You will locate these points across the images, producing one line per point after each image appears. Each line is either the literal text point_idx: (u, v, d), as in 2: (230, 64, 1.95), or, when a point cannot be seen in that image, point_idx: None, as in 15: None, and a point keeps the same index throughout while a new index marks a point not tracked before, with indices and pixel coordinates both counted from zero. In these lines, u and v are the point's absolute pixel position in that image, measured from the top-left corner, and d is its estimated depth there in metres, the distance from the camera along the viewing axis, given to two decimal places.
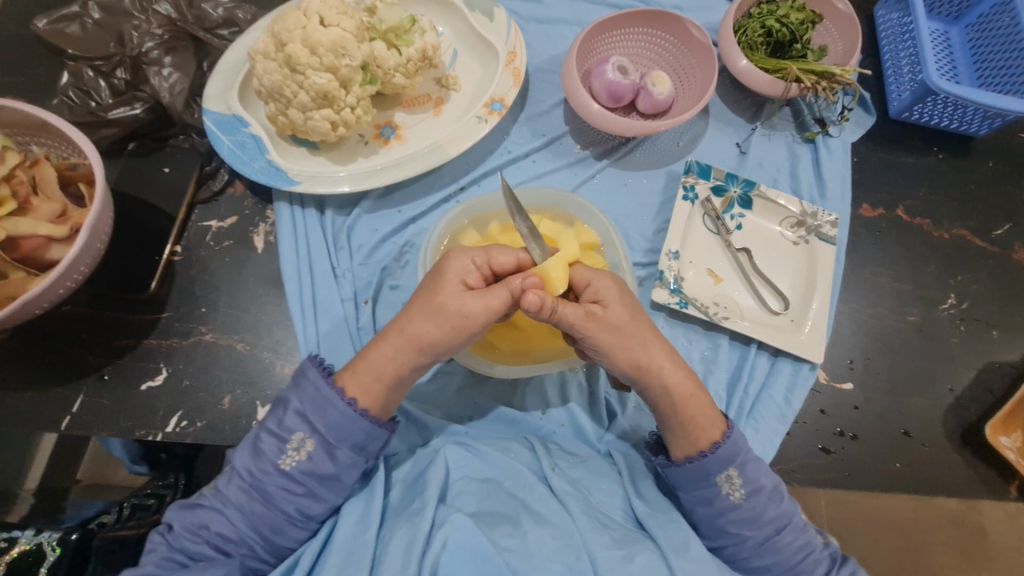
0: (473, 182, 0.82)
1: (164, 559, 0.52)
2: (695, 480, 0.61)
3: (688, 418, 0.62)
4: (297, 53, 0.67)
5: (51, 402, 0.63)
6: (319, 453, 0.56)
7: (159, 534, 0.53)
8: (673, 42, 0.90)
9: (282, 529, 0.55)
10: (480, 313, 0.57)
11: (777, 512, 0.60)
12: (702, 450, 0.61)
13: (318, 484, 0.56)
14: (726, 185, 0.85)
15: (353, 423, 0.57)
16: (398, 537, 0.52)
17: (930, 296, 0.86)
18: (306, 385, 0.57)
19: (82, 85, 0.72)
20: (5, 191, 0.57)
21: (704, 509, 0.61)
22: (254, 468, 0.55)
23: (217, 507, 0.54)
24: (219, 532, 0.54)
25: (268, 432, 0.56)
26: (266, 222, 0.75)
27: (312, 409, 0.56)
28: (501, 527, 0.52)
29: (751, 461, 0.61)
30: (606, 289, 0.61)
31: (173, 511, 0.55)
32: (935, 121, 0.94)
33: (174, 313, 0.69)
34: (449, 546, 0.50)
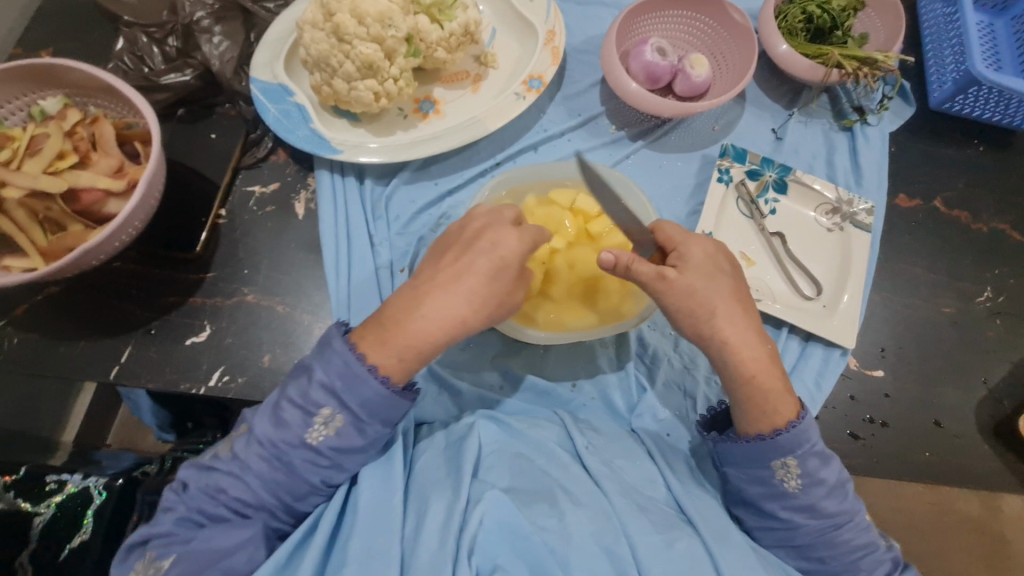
0: (509, 159, 0.83)
1: (184, 518, 0.53)
2: (751, 460, 0.60)
3: (759, 402, 0.61)
4: (345, 23, 0.69)
5: (101, 353, 0.66)
6: (347, 428, 0.55)
7: (174, 494, 0.54)
8: (712, 25, 0.89)
9: (303, 497, 0.56)
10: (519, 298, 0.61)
11: (836, 508, 0.59)
12: (762, 433, 0.60)
13: (345, 456, 0.56)
14: (761, 169, 0.85)
15: (384, 400, 0.56)
16: (436, 509, 0.53)
17: (966, 288, 0.85)
18: (333, 357, 0.55)
19: (135, 51, 0.75)
20: (67, 147, 0.59)
21: (758, 489, 0.60)
22: (276, 438, 0.54)
23: (235, 472, 0.54)
24: (237, 497, 0.54)
25: (290, 401, 0.55)
26: (307, 189, 0.77)
27: (340, 383, 0.55)
28: (538, 506, 0.54)
29: (814, 454, 0.59)
30: (688, 251, 0.63)
31: (188, 471, 0.55)
32: (977, 113, 0.92)
33: (218, 274, 0.71)
34: (484, 523, 0.52)
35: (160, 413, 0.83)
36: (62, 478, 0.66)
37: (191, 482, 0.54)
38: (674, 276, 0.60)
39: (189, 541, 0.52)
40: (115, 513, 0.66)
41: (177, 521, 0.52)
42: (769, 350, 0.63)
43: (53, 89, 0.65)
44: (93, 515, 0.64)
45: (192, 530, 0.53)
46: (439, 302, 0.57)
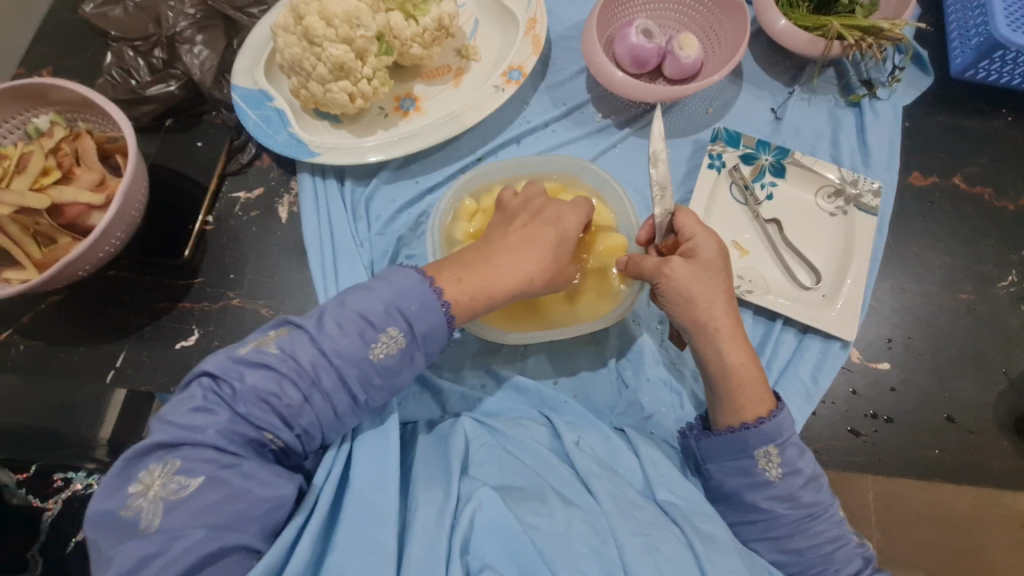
0: (490, 153, 0.82)
1: (226, 429, 0.49)
2: (731, 451, 0.59)
3: (735, 388, 0.60)
4: (313, 25, 0.68)
5: (99, 357, 0.69)
6: (406, 352, 0.56)
7: (209, 390, 0.51)
8: (704, 2, 0.85)
9: (342, 415, 0.55)
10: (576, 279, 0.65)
11: (813, 498, 0.57)
12: (744, 421, 0.59)
13: (394, 379, 0.56)
14: (756, 153, 0.81)
15: (443, 331, 0.57)
16: (425, 509, 0.52)
17: (987, 273, 0.79)
18: (408, 282, 0.56)
19: (123, 65, 0.77)
20: (50, 163, 0.62)
21: (740, 479, 0.59)
22: (337, 350, 0.53)
23: (288, 377, 0.52)
24: (286, 405, 0.52)
25: (355, 314, 0.54)
26: (290, 193, 0.78)
27: (414, 308, 0.56)
28: (529, 504, 0.54)
29: (794, 442, 0.58)
30: (703, 246, 0.62)
31: (224, 364, 0.51)
32: (1003, 80, 0.85)
33: (206, 279, 0.73)
34: (477, 521, 0.51)
35: None
36: (68, 476, 0.66)
37: (232, 378, 0.51)
38: (681, 264, 0.61)
39: (233, 461, 0.49)
40: None
41: (220, 431, 0.49)
42: (745, 344, 0.62)
43: (44, 107, 0.68)
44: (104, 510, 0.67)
45: (235, 451, 0.49)
46: (527, 253, 0.61)
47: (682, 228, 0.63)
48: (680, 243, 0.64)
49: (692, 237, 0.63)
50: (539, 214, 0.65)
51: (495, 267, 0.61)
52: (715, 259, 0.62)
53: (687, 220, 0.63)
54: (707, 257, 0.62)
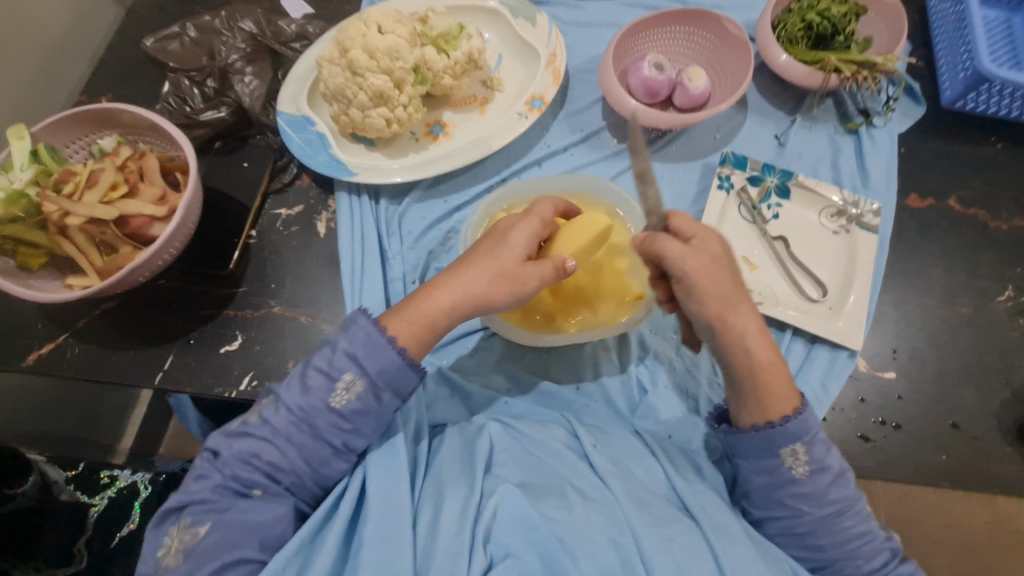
0: (514, 174, 0.87)
1: (219, 486, 0.55)
2: (758, 450, 0.62)
3: (765, 389, 0.62)
4: (358, 58, 0.76)
5: (147, 360, 0.73)
6: (367, 393, 0.59)
7: (206, 462, 0.56)
8: (710, 38, 0.92)
9: (325, 462, 0.58)
10: (536, 281, 0.63)
11: (839, 494, 0.60)
12: (770, 421, 0.61)
13: (364, 420, 0.59)
14: (762, 176, 0.86)
15: (401, 369, 0.60)
16: (452, 503, 0.56)
17: (984, 288, 0.83)
18: (357, 331, 0.60)
19: (179, 93, 0.84)
20: (119, 178, 0.68)
21: (764, 478, 0.62)
22: (303, 403, 0.58)
23: (265, 438, 0.57)
24: (270, 461, 0.56)
25: (315, 368, 0.59)
26: (328, 210, 0.84)
27: (363, 352, 0.59)
28: (548, 500, 0.57)
29: (820, 441, 0.61)
30: (707, 243, 0.64)
31: (217, 439, 0.57)
32: (990, 110, 0.91)
33: (249, 288, 0.78)
34: (499, 515, 0.55)
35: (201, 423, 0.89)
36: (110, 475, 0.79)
37: (221, 447, 0.56)
38: (694, 266, 0.62)
39: (226, 508, 0.54)
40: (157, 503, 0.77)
41: (215, 487, 0.55)
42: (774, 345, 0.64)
43: (109, 129, 0.75)
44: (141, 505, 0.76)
45: (230, 499, 0.55)
46: (480, 277, 0.63)
47: (680, 228, 0.65)
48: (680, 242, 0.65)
49: (693, 233, 0.64)
50: (499, 234, 0.66)
51: (439, 292, 0.63)
52: (720, 254, 0.64)
53: (683, 221, 0.65)
54: (713, 251, 0.64)
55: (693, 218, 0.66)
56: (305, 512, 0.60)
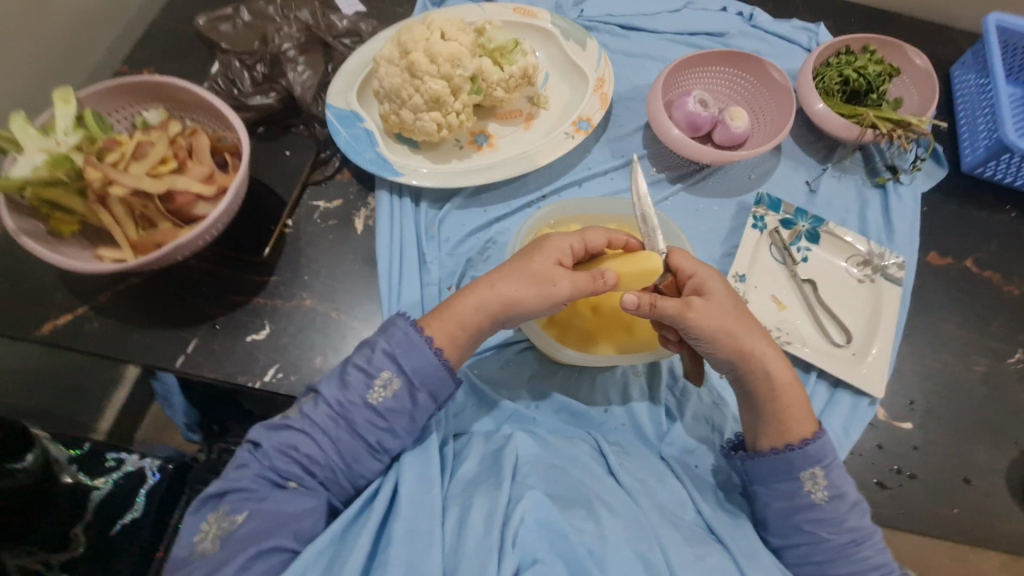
0: (555, 192, 0.88)
1: (258, 475, 0.55)
2: (776, 474, 0.63)
3: (784, 410, 0.63)
4: (418, 61, 0.76)
5: (170, 342, 0.71)
6: (402, 392, 0.59)
7: (248, 452, 0.57)
8: (752, 82, 0.95)
9: (360, 459, 0.58)
10: (566, 285, 0.61)
11: (857, 523, 0.60)
12: (788, 444, 0.62)
13: (398, 420, 0.59)
14: (795, 219, 0.89)
15: (436, 370, 0.60)
16: (479, 505, 0.55)
17: (997, 348, 0.86)
18: (395, 330, 0.61)
19: (228, 74, 0.83)
20: (168, 153, 0.66)
21: (782, 503, 0.62)
22: (341, 399, 0.58)
23: (305, 430, 0.57)
24: (307, 454, 0.56)
25: (355, 366, 0.60)
26: (367, 207, 0.83)
27: (400, 351, 0.60)
28: (575, 510, 0.55)
29: (837, 466, 0.62)
30: (711, 283, 0.65)
31: (259, 431, 0.58)
32: (1009, 179, 0.95)
33: (281, 278, 0.76)
34: (526, 520, 0.52)
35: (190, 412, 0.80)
36: (119, 458, 0.78)
37: (263, 438, 0.57)
38: (701, 303, 0.62)
39: (262, 498, 0.54)
40: (166, 489, 0.76)
41: (254, 476, 0.55)
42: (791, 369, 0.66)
43: (155, 103, 0.73)
44: (146, 492, 0.76)
45: (267, 489, 0.55)
46: (513, 281, 0.62)
47: (681, 266, 0.65)
48: (681, 282, 0.66)
49: (692, 271, 0.65)
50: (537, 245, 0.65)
51: (466, 298, 0.63)
52: (721, 292, 0.65)
53: (684, 258, 0.65)
54: (715, 292, 0.65)
55: (692, 256, 0.67)
56: (336, 509, 0.59)
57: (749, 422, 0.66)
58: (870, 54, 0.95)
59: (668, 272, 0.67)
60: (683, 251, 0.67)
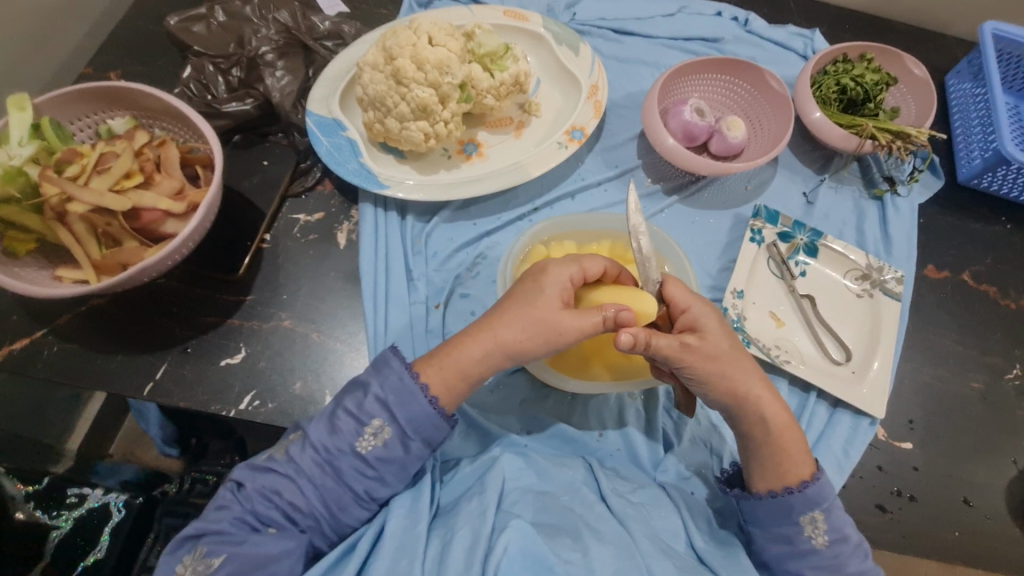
0: (547, 204, 0.85)
1: (238, 518, 0.52)
2: (776, 516, 0.60)
3: (782, 452, 0.60)
4: (405, 67, 0.72)
5: (137, 368, 0.67)
6: (394, 441, 0.56)
7: (228, 492, 0.53)
8: (749, 90, 0.93)
9: (346, 508, 0.55)
10: (574, 332, 0.57)
11: (859, 567, 0.58)
12: (788, 486, 0.60)
13: (388, 469, 0.56)
14: (793, 232, 0.86)
15: (431, 419, 0.57)
16: (461, 537, 0.51)
17: (995, 364, 0.85)
18: (390, 373, 0.57)
19: (201, 79, 0.78)
20: (134, 167, 0.61)
21: (781, 547, 0.59)
22: (329, 444, 0.55)
23: (289, 475, 0.54)
24: (289, 501, 0.53)
25: (345, 410, 0.56)
26: (350, 220, 0.79)
27: (393, 398, 0.56)
28: (561, 539, 0.52)
29: (837, 508, 0.59)
30: (705, 319, 0.62)
31: (242, 469, 0.54)
32: (1005, 191, 0.94)
33: (258, 297, 0.72)
34: (509, 550, 0.49)
35: (166, 426, 0.76)
36: (81, 493, 0.67)
37: (245, 480, 0.54)
38: (698, 342, 0.60)
39: (240, 541, 0.50)
40: (132, 531, 0.66)
41: (233, 520, 0.51)
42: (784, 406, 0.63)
43: (121, 109, 0.68)
44: (110, 532, 0.65)
45: (245, 533, 0.51)
46: (515, 327, 0.58)
47: (676, 299, 0.62)
48: (675, 315, 0.62)
49: (688, 306, 0.62)
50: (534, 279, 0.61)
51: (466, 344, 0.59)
52: (718, 328, 0.62)
53: (679, 292, 0.62)
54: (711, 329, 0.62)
55: (687, 287, 0.64)
56: (320, 549, 0.56)
57: (743, 461, 0.64)
58: (867, 63, 0.93)
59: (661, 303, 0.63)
60: (676, 280, 0.63)
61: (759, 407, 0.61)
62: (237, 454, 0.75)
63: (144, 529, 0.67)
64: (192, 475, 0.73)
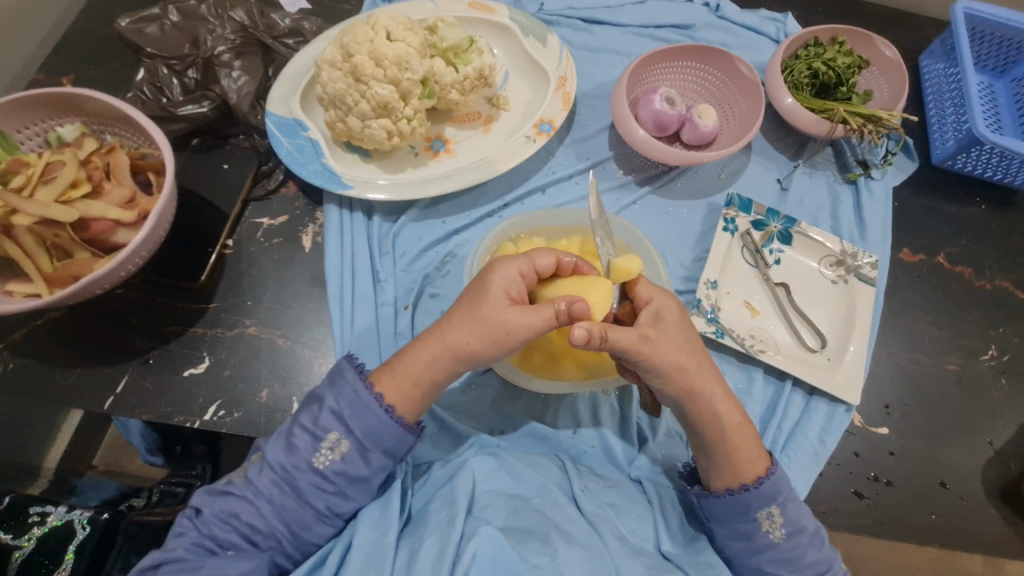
0: (517, 200, 0.84)
1: (194, 544, 0.51)
2: (734, 514, 0.59)
3: (732, 450, 0.60)
4: (363, 64, 0.70)
5: (96, 382, 0.65)
6: (352, 454, 0.55)
7: (187, 519, 0.53)
8: (720, 77, 0.92)
9: (308, 527, 0.54)
10: (520, 329, 0.56)
11: (816, 557, 0.58)
12: (744, 484, 0.59)
13: (349, 483, 0.55)
14: (766, 220, 0.85)
15: (389, 429, 0.56)
16: (429, 544, 0.51)
17: (971, 346, 0.84)
18: (344, 386, 0.56)
19: (156, 82, 0.76)
20: (81, 176, 0.60)
21: (741, 544, 0.59)
22: (286, 462, 0.54)
23: (247, 497, 0.53)
24: (249, 522, 0.53)
25: (301, 427, 0.56)
26: (315, 223, 0.77)
27: (348, 410, 0.56)
28: (530, 544, 0.51)
29: (793, 500, 0.59)
30: (666, 310, 0.61)
31: (201, 495, 0.54)
32: (979, 171, 0.93)
33: (221, 304, 0.71)
34: (479, 558, 0.49)
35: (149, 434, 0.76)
36: (44, 510, 0.62)
37: (204, 505, 0.53)
38: (655, 334, 0.58)
39: (196, 567, 0.49)
40: (98, 547, 0.62)
41: (189, 546, 0.51)
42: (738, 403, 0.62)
43: (71, 116, 0.66)
44: (74, 551, 0.61)
45: (202, 558, 0.51)
46: (464, 330, 0.58)
47: (639, 291, 0.62)
48: (636, 309, 0.62)
49: (651, 296, 0.62)
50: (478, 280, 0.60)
51: (414, 353, 0.59)
52: (678, 323, 0.61)
53: (642, 285, 0.62)
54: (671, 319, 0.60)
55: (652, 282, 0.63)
56: (285, 568, 0.55)
57: (699, 461, 0.63)
58: (839, 46, 0.92)
59: (624, 297, 0.64)
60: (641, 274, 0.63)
61: (712, 404, 0.60)
62: (211, 463, 0.75)
63: (109, 547, 0.62)
64: (161, 487, 0.73)
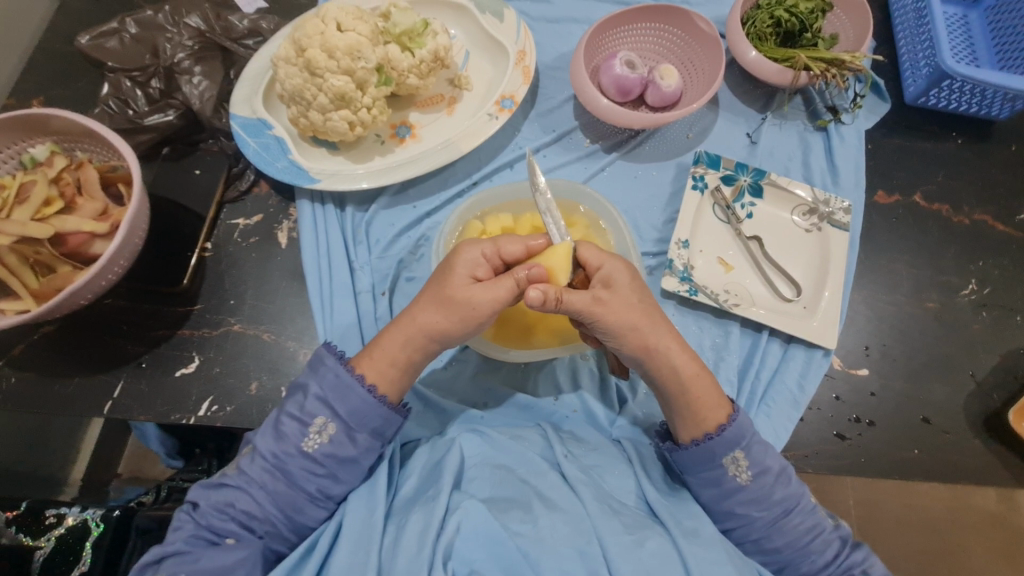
0: (485, 178, 0.85)
1: (192, 536, 0.54)
2: (702, 462, 0.61)
3: (693, 399, 0.62)
4: (316, 58, 0.71)
5: (95, 389, 0.69)
6: (339, 436, 0.58)
7: (185, 513, 0.56)
8: (681, 35, 0.91)
9: (302, 509, 0.57)
10: (488, 304, 0.59)
11: (784, 493, 0.60)
12: (707, 432, 0.61)
13: (340, 466, 0.58)
14: (735, 174, 0.85)
15: (375, 408, 0.59)
16: (414, 521, 0.53)
17: (950, 282, 0.85)
18: (325, 371, 0.59)
19: (120, 95, 0.78)
20: (53, 193, 0.63)
21: (712, 490, 0.61)
22: (277, 450, 0.57)
23: (241, 486, 0.56)
24: (245, 510, 0.56)
25: (288, 415, 0.58)
26: (290, 219, 0.79)
27: (333, 394, 0.59)
28: (513, 512, 0.54)
29: (757, 442, 0.61)
30: (616, 274, 0.62)
31: (196, 490, 0.56)
32: (953, 106, 0.92)
33: (205, 305, 0.73)
34: (462, 530, 0.52)
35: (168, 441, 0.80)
36: (61, 512, 0.66)
37: (203, 496, 0.56)
38: (609, 296, 0.60)
39: (196, 559, 0.52)
40: (112, 543, 0.66)
41: (188, 538, 0.54)
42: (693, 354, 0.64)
43: (41, 136, 0.68)
44: (91, 547, 0.65)
45: (201, 548, 0.53)
46: (432, 311, 0.61)
47: (588, 259, 0.63)
48: (590, 275, 0.63)
49: (600, 263, 0.63)
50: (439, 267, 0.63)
51: (388, 338, 0.62)
52: (630, 283, 0.63)
53: (590, 251, 0.63)
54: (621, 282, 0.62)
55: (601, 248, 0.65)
56: (282, 553, 0.58)
57: (666, 414, 0.65)
58: None
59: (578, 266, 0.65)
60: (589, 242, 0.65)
61: (668, 358, 0.62)
62: (217, 459, 0.81)
63: (125, 540, 0.67)
64: (170, 483, 0.77)
